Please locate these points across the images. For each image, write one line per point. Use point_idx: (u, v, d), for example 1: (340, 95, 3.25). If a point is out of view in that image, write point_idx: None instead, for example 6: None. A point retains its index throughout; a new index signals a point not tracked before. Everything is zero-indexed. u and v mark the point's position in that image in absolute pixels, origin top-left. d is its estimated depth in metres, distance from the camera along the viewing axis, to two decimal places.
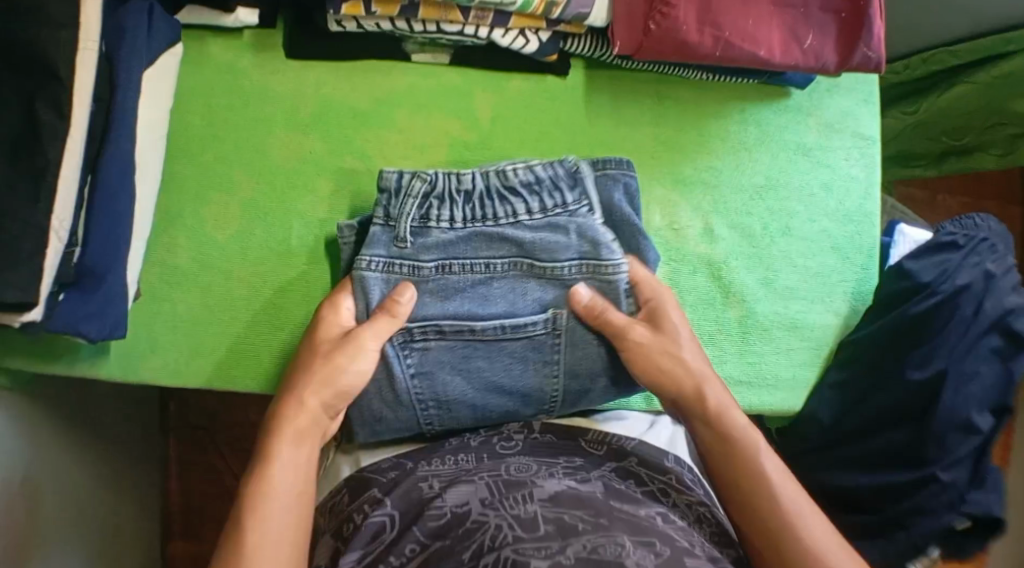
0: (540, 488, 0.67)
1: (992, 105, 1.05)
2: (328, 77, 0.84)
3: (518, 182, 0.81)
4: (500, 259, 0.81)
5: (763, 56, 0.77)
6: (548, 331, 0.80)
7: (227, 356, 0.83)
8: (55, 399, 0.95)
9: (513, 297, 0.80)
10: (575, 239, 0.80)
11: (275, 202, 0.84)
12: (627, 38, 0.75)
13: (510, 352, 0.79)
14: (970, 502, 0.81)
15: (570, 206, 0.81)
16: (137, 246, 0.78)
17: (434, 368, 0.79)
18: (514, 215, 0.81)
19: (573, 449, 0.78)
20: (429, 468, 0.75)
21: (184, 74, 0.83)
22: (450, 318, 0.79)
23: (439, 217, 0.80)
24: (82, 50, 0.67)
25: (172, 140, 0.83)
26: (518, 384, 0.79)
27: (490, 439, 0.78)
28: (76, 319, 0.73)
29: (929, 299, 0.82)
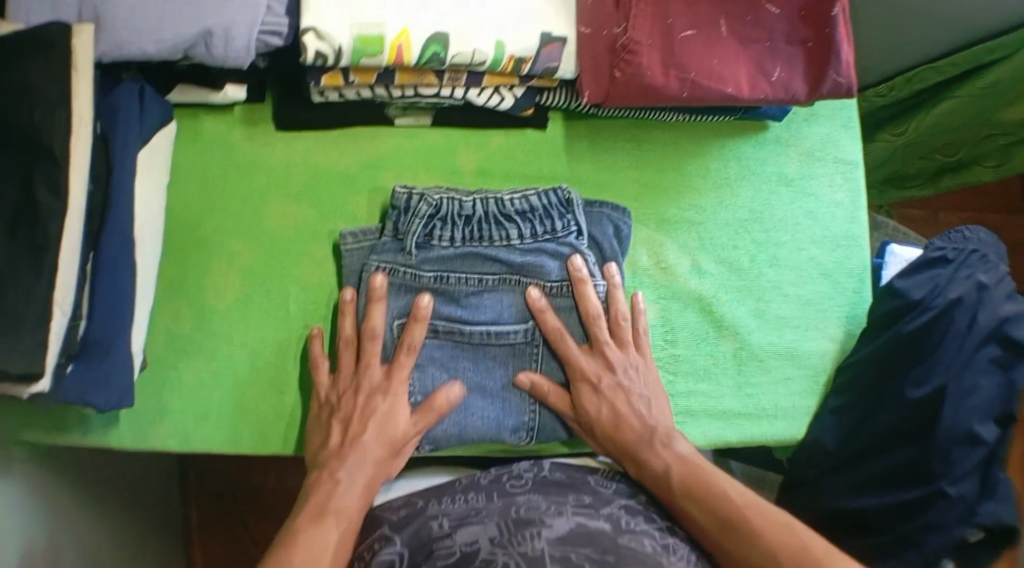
0: (549, 527, 0.70)
1: (983, 117, 1.04)
2: (317, 145, 0.88)
3: (514, 210, 0.84)
4: (492, 275, 0.84)
5: (731, 92, 0.79)
6: (527, 340, 0.84)
7: (233, 417, 0.85)
8: (74, 471, 0.97)
9: (503, 312, 0.84)
10: (560, 263, 0.85)
11: (273, 268, 0.87)
12: (595, 88, 0.79)
13: (492, 357, 0.84)
14: (981, 513, 0.81)
15: (558, 233, 0.85)
16: (142, 317, 0.82)
17: (425, 361, 0.83)
18: (507, 239, 0.85)
19: (580, 487, 0.80)
20: (440, 507, 0.78)
21: (180, 151, 0.87)
22: (444, 319, 0.83)
23: (441, 236, 0.84)
24: (78, 133, 0.72)
25: (172, 213, 0.87)
26: (501, 391, 0.84)
27: (501, 476, 0.81)
28: (86, 389, 0.76)
29: (923, 315, 0.83)
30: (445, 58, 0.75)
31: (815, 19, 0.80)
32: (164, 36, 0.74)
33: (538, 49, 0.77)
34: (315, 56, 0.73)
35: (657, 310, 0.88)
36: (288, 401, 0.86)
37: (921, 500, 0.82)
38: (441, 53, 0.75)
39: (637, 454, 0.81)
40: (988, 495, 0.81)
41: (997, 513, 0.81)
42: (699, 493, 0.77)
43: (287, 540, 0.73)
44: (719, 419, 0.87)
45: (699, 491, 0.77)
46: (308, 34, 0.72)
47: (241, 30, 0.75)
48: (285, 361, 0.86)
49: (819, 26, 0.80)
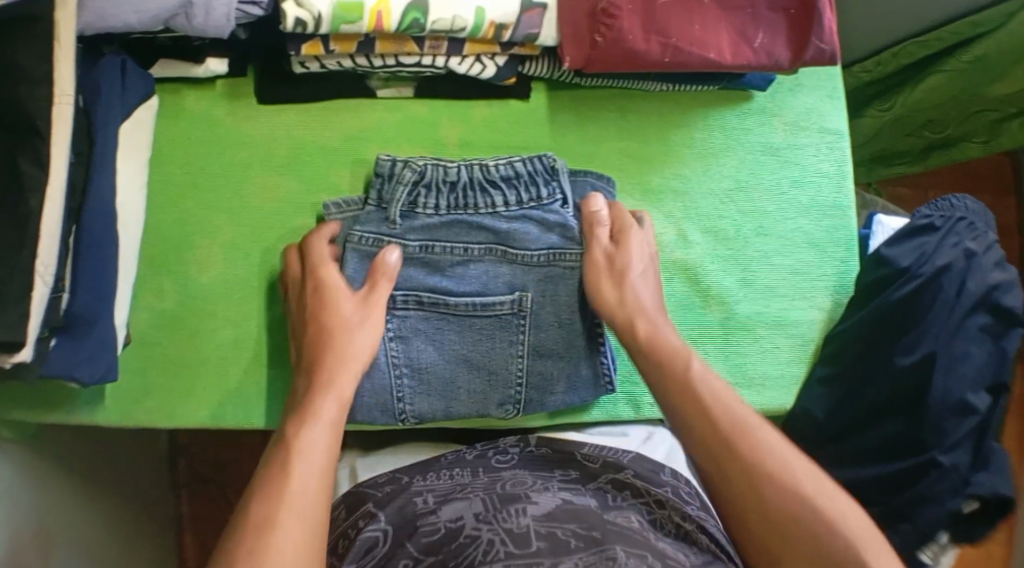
0: (535, 504, 0.68)
1: (971, 92, 1.04)
2: (299, 119, 0.87)
3: (498, 175, 0.83)
4: (477, 245, 0.82)
5: (713, 58, 0.79)
6: (514, 311, 0.82)
7: (218, 393, 0.85)
8: (61, 454, 0.97)
9: (489, 283, 0.82)
10: (546, 230, 0.83)
11: (257, 242, 0.86)
12: (575, 53, 0.78)
13: (479, 329, 0.82)
14: (975, 483, 0.79)
15: (544, 200, 0.84)
16: (125, 292, 0.82)
17: (410, 335, 0.82)
18: (492, 206, 0.83)
19: (568, 461, 0.80)
20: (425, 483, 0.78)
21: (163, 126, 0.87)
22: (429, 291, 0.82)
23: (425, 204, 0.83)
24: (58, 104, 0.71)
25: (154, 189, 0.86)
26: (486, 362, 0.82)
27: (487, 452, 0.82)
28: (72, 364, 0.76)
29: (910, 282, 0.82)
30: (425, 24, 0.75)
31: None
32: (145, 8, 0.74)
33: (519, 14, 0.76)
34: (295, 24, 0.73)
35: None
36: (273, 376, 0.85)
37: (912, 472, 0.81)
38: (421, 19, 0.74)
39: (647, 357, 0.74)
40: (980, 467, 0.80)
41: (992, 485, 0.79)
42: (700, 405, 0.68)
43: (280, 446, 0.66)
44: None
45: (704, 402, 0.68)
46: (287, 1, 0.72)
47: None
48: (269, 337, 0.86)
49: None
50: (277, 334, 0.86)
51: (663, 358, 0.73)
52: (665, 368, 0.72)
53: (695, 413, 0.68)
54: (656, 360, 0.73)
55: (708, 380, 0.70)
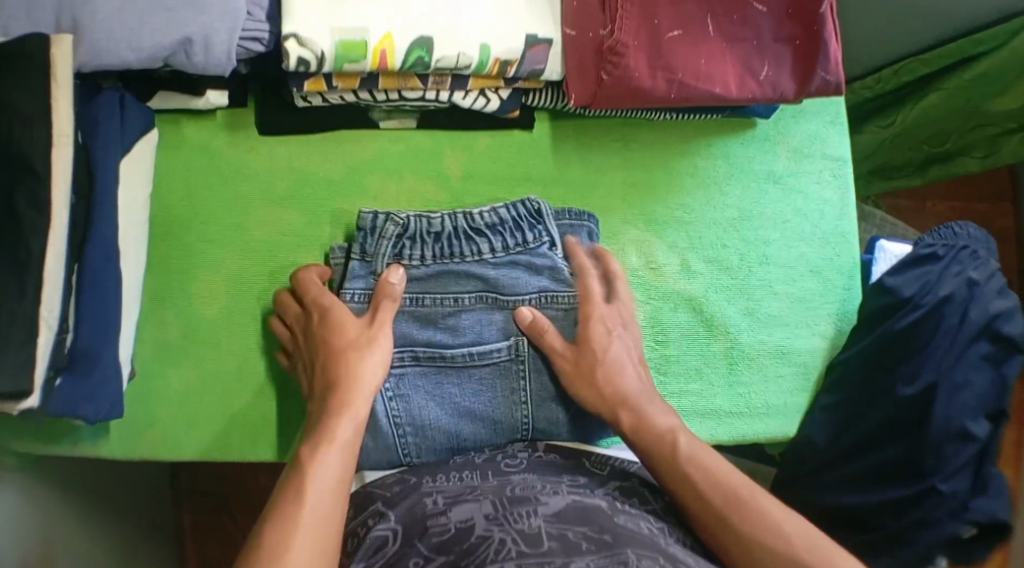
0: (545, 505, 0.68)
1: (970, 110, 1.03)
2: (301, 150, 0.87)
3: (484, 223, 0.84)
4: (468, 293, 0.83)
5: (719, 92, 0.78)
6: (512, 357, 0.82)
7: (224, 426, 0.85)
8: (63, 480, 0.97)
9: (482, 329, 0.82)
10: (534, 273, 0.84)
11: (260, 275, 0.86)
12: (580, 90, 0.78)
13: (478, 379, 0.82)
14: (975, 509, 0.81)
15: (530, 244, 0.84)
16: (128, 328, 0.81)
17: (409, 391, 0.81)
18: (479, 253, 0.83)
19: (575, 468, 0.78)
20: (434, 484, 0.75)
21: (162, 157, 0.86)
22: (424, 344, 0.81)
23: (411, 256, 0.83)
24: (58, 145, 0.70)
25: (155, 221, 0.86)
26: (489, 411, 0.82)
27: (495, 456, 0.80)
28: (73, 403, 0.75)
29: (912, 313, 0.82)
30: (429, 62, 0.74)
31: (806, 15, 0.78)
32: (143, 44, 0.71)
33: (525, 50, 0.76)
34: (298, 63, 0.72)
35: (647, 311, 0.88)
36: (278, 408, 0.85)
37: (913, 497, 0.82)
38: (425, 57, 0.74)
39: (659, 454, 0.73)
40: (980, 492, 0.81)
41: (990, 509, 0.80)
42: (718, 504, 0.68)
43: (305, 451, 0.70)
44: (711, 418, 0.88)
45: (724, 494, 0.69)
46: (289, 40, 0.71)
47: (221, 36, 0.72)
48: (274, 368, 0.85)
49: (807, 23, 0.78)
50: (281, 367, 0.85)
51: (679, 452, 0.73)
52: (682, 465, 0.72)
53: (719, 518, 0.68)
54: (673, 454, 0.73)
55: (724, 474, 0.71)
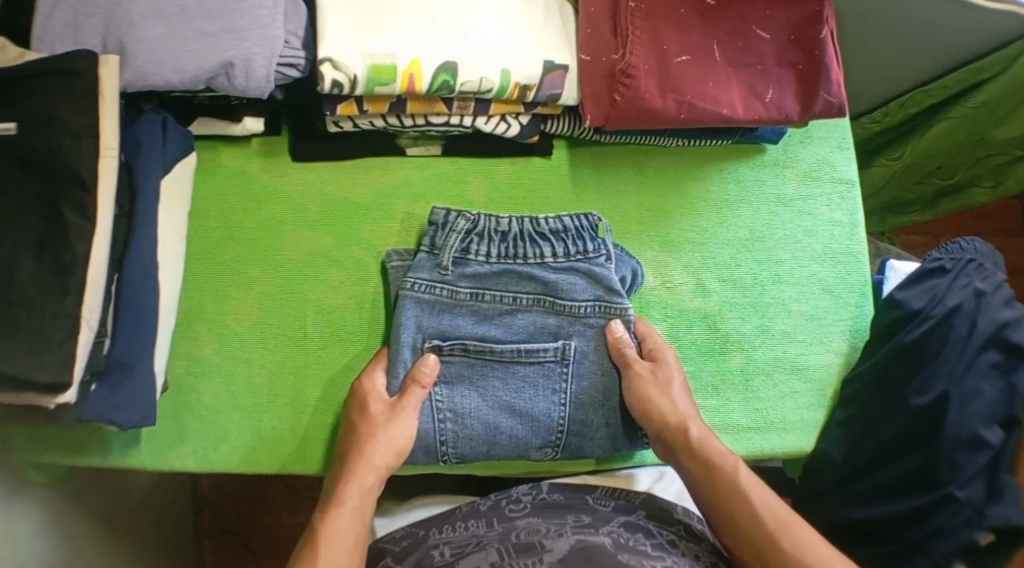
0: (549, 552, 0.73)
1: (975, 137, 1.05)
2: (331, 176, 0.91)
3: (547, 229, 0.87)
4: (527, 294, 0.87)
5: (726, 114, 0.82)
6: (558, 358, 0.86)
7: (250, 440, 0.87)
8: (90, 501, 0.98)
9: (535, 332, 0.86)
10: (589, 283, 0.87)
11: (290, 293, 0.89)
12: (596, 111, 0.83)
13: (522, 376, 0.85)
14: (989, 515, 0.78)
15: (590, 254, 0.87)
16: (163, 339, 0.84)
17: (455, 380, 0.85)
18: (540, 257, 0.87)
19: (579, 507, 0.83)
20: (440, 536, 0.81)
21: (199, 182, 0.91)
22: (477, 339, 0.86)
23: (477, 251, 0.87)
24: (104, 158, 0.75)
25: (191, 242, 0.90)
26: (528, 410, 0.85)
27: (499, 502, 0.84)
28: (107, 407, 0.78)
29: (921, 325, 0.84)
30: (455, 86, 0.79)
31: (806, 41, 0.84)
32: (187, 67, 0.77)
33: (542, 76, 0.81)
34: (332, 85, 0.77)
35: (663, 328, 0.91)
36: (305, 422, 0.87)
37: (927, 508, 0.81)
38: (450, 81, 0.79)
39: (711, 486, 0.79)
40: (993, 499, 0.78)
41: (1005, 515, 0.77)
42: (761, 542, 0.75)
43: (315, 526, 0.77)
44: (729, 432, 0.89)
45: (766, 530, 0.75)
46: (325, 65, 0.77)
47: (261, 60, 0.78)
48: (301, 384, 0.88)
49: (808, 49, 0.84)
50: (308, 382, 0.88)
51: (728, 486, 0.78)
52: (731, 500, 0.78)
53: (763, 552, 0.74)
54: (723, 490, 0.79)
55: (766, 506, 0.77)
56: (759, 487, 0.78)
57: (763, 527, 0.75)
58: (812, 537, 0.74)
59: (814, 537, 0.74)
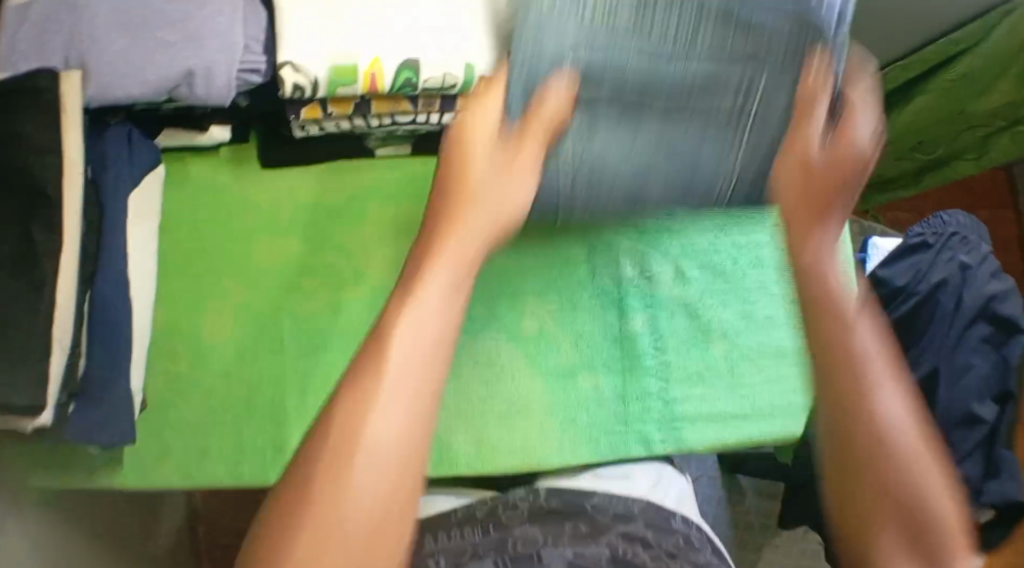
0: None
1: (953, 112, 1.04)
2: (302, 183, 0.91)
3: (722, 15, 0.74)
4: (671, 78, 0.76)
5: None
6: (689, 142, 0.79)
7: (234, 453, 0.85)
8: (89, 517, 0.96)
9: (655, 141, 0.79)
10: (737, 87, 0.76)
11: (267, 303, 0.88)
12: None
13: (634, 154, 0.79)
14: (988, 492, 0.75)
15: (758, 55, 0.75)
16: (141, 354, 0.83)
17: (580, 160, 0.78)
18: (683, 53, 0.75)
19: (576, 514, 0.78)
20: (436, 544, 0.74)
21: (170, 196, 0.90)
22: (600, 130, 0.78)
23: (619, 15, 0.74)
24: (69, 171, 0.74)
25: (165, 256, 0.89)
26: (634, 193, 0.81)
27: (496, 508, 0.78)
28: (88, 428, 0.77)
29: (907, 302, 0.86)
30: (417, 82, 0.78)
31: None
32: (149, 78, 0.76)
33: None
34: (293, 89, 0.76)
35: (645, 319, 0.89)
36: (287, 433, 0.86)
37: None
38: (413, 78, 0.78)
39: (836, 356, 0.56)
40: (992, 476, 0.75)
41: (1003, 491, 0.73)
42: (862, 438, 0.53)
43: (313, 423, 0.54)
44: (716, 421, 0.87)
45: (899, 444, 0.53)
46: (285, 68, 0.76)
47: (220, 68, 0.77)
48: (282, 395, 0.87)
49: None
50: (289, 391, 0.87)
51: (859, 363, 0.55)
52: (840, 359, 0.56)
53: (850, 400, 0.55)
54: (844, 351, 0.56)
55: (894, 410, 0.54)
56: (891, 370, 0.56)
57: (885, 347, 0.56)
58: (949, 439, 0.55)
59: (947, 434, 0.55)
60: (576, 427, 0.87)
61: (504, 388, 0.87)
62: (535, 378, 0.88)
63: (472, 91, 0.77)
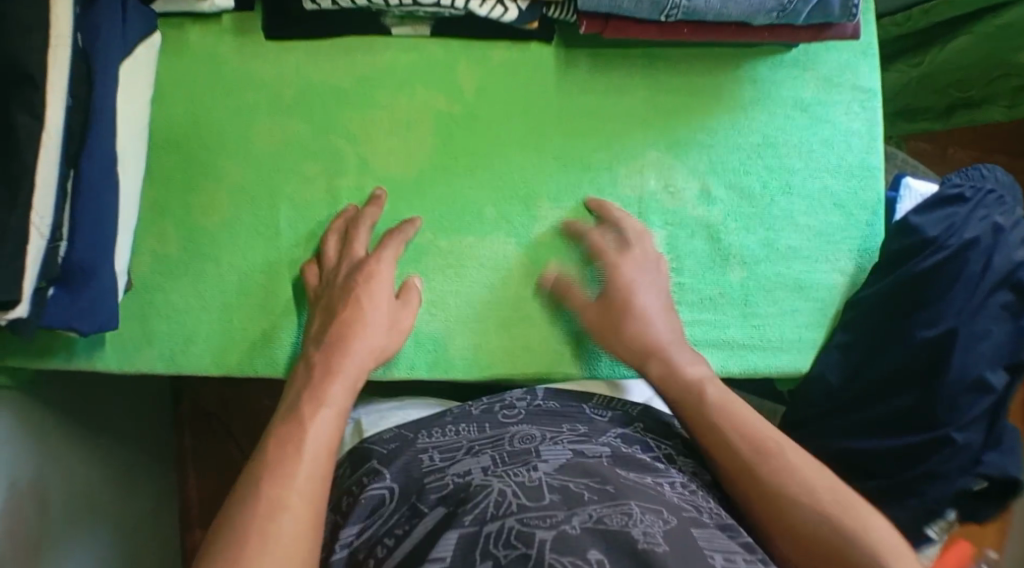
0: (544, 461, 0.67)
1: (995, 56, 0.97)
2: (308, 57, 0.83)
3: None
4: None
5: (738, 15, 0.77)
6: None
7: (221, 344, 0.83)
8: (65, 393, 0.94)
9: None
10: None
11: (264, 186, 0.83)
12: (593, 20, 0.78)
13: None
14: (985, 463, 0.78)
15: None
16: (127, 241, 0.78)
17: None
18: None
19: (574, 416, 0.78)
20: (429, 439, 0.76)
21: (165, 65, 0.83)
22: None
23: None
24: (56, 45, 0.67)
25: (156, 130, 0.83)
26: None
27: (493, 407, 0.79)
28: (69, 313, 0.73)
29: (936, 255, 0.79)
30: None
31: None
32: None
33: None
34: None
35: (664, 238, 0.86)
36: (279, 327, 0.83)
37: (923, 447, 0.79)
38: None
39: (732, 451, 0.70)
40: (991, 446, 0.79)
41: (1002, 464, 0.78)
42: (794, 521, 0.65)
43: (243, 515, 0.61)
44: (724, 348, 0.86)
45: (815, 508, 0.65)
46: None
47: None
48: (275, 283, 0.83)
49: None
50: (282, 282, 0.83)
51: (756, 454, 0.69)
52: (733, 457, 0.70)
53: (759, 499, 0.67)
54: (745, 454, 0.69)
55: (817, 474, 0.67)
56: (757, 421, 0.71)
57: (744, 427, 0.71)
58: (817, 485, 0.66)
59: (819, 482, 0.66)
60: (578, 340, 0.85)
61: (509, 294, 0.85)
62: (540, 289, 0.85)
63: (375, 197, 0.82)
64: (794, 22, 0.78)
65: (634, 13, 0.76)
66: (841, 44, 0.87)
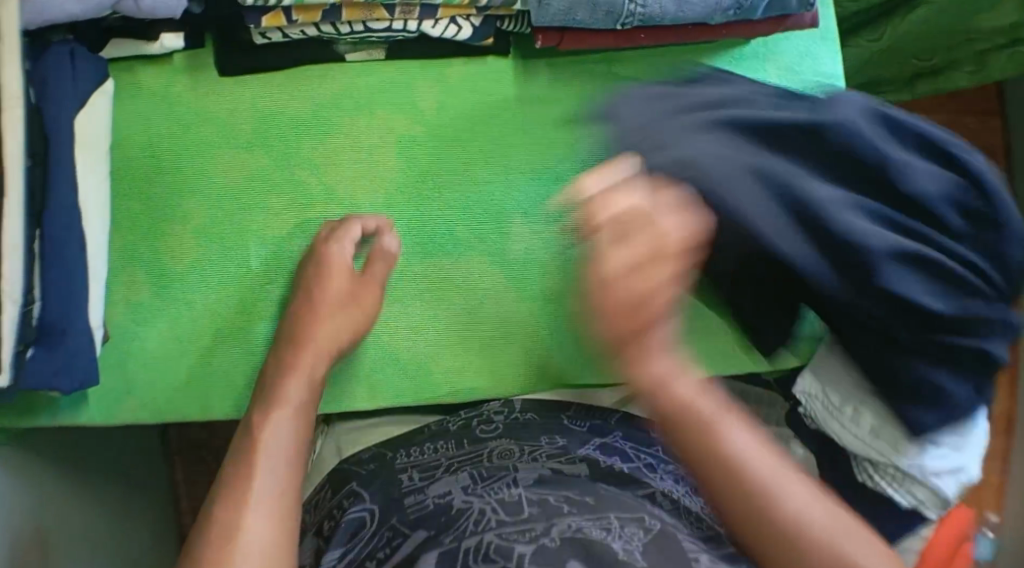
0: (520, 476, 0.67)
1: (961, 25, 0.98)
2: (263, 90, 0.83)
3: None
4: None
5: (696, 16, 0.76)
6: None
7: (204, 386, 0.82)
8: (53, 443, 0.94)
9: None
10: None
11: (230, 224, 0.82)
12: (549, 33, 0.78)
13: None
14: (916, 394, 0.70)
15: None
16: (98, 290, 0.78)
17: None
18: None
19: (553, 427, 0.79)
20: (408, 459, 0.77)
21: (120, 110, 0.82)
22: None
23: None
24: (8, 108, 0.66)
25: (117, 177, 0.82)
26: None
27: (471, 422, 0.80)
28: (48, 375, 0.72)
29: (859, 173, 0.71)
30: None
31: None
32: None
33: None
34: None
35: None
36: (258, 364, 0.83)
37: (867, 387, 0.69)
38: None
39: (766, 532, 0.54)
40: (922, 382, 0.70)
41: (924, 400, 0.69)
42: None
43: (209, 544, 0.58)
44: None
45: None
46: None
47: None
48: (250, 320, 0.83)
49: None
50: (257, 320, 0.83)
51: (796, 535, 0.53)
52: (767, 542, 0.54)
53: None
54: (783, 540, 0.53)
55: None
56: (803, 496, 0.54)
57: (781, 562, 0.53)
58: None
59: None
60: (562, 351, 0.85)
61: (487, 310, 0.85)
62: (518, 302, 0.85)
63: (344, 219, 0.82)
64: (752, 17, 0.78)
65: (587, 22, 0.76)
66: (799, 32, 0.87)
